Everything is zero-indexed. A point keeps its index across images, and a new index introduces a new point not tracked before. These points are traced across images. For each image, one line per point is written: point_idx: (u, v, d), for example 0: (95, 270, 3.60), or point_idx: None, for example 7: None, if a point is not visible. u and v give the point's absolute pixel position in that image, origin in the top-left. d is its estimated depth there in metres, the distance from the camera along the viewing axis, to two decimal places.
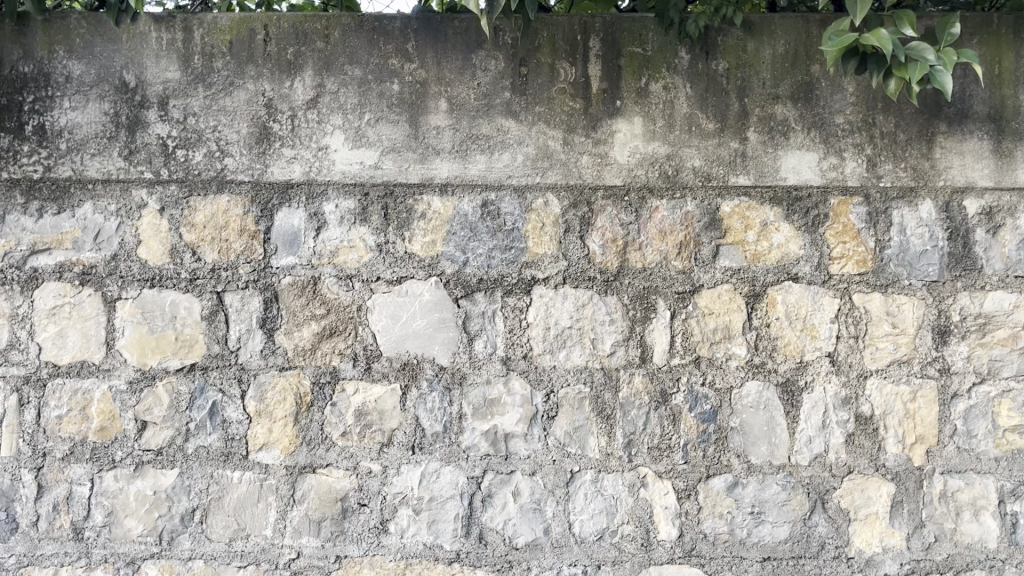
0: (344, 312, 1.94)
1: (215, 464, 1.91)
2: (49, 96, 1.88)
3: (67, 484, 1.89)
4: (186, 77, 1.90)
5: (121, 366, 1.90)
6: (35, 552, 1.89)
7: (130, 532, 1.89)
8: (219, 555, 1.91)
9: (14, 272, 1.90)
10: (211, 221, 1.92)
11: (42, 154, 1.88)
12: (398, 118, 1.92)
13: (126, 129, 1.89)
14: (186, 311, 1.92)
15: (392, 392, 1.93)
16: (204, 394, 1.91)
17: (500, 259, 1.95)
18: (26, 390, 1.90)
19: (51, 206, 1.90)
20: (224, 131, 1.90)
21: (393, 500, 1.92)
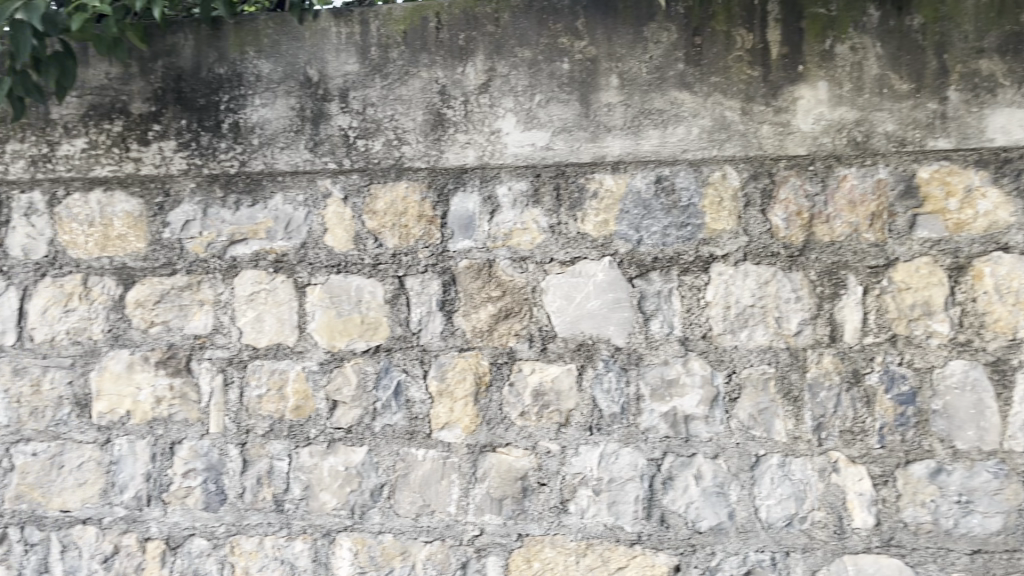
0: (519, 293, 1.95)
1: (401, 442, 1.98)
2: (243, 94, 1.98)
3: (268, 459, 2.00)
4: (364, 69, 1.96)
5: (312, 349, 2.00)
6: (242, 522, 2.00)
7: (325, 505, 1.98)
8: (406, 530, 1.97)
9: (217, 261, 2.02)
10: (391, 208, 1.99)
11: (237, 150, 1.98)
12: (569, 98, 1.90)
13: (311, 122, 1.97)
14: (370, 296, 1.99)
15: (568, 372, 1.93)
16: (389, 374, 1.98)
17: (676, 237, 1.90)
18: (230, 371, 2.01)
19: (246, 198, 2.02)
20: (401, 119, 1.95)
21: (572, 481, 1.92)
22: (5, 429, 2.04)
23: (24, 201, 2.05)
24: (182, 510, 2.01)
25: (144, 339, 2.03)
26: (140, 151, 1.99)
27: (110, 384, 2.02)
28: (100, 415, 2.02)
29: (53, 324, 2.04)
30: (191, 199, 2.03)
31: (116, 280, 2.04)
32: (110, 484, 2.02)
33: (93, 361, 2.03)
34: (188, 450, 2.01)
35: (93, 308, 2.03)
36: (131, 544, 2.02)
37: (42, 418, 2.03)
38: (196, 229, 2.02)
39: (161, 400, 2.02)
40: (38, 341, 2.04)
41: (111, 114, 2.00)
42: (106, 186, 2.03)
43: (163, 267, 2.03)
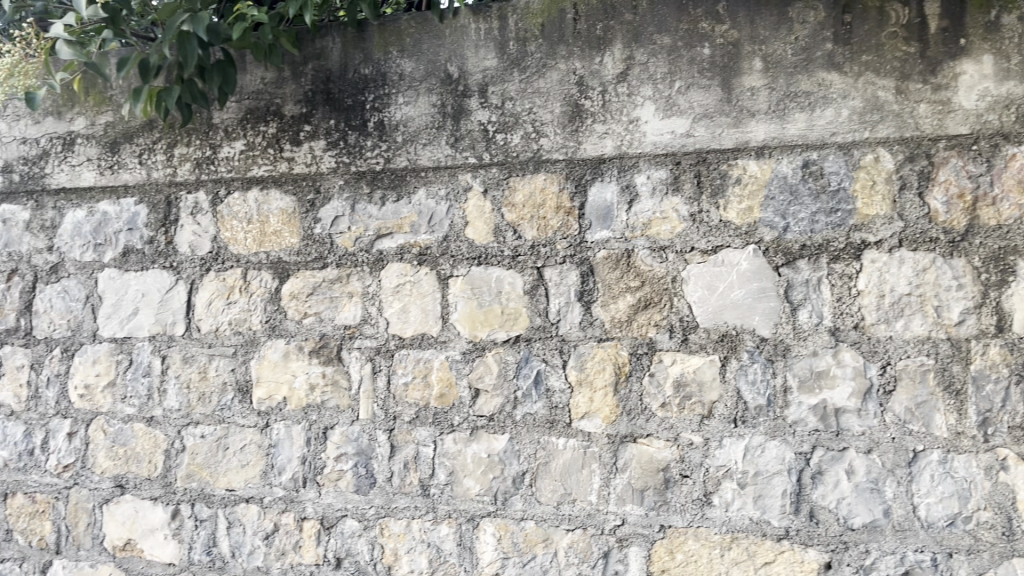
0: (659, 283, 1.94)
1: (542, 431, 2.00)
2: (387, 94, 2.05)
3: (414, 444, 2.06)
4: (503, 63, 1.99)
5: (455, 338, 2.06)
6: (390, 505, 2.07)
7: (469, 491, 2.02)
8: (548, 518, 1.98)
9: (364, 255, 2.11)
10: (530, 200, 2.01)
11: (383, 147, 2.06)
12: (710, 83, 1.86)
13: (452, 118, 2.02)
14: (510, 287, 2.02)
15: (711, 363, 1.90)
16: (529, 363, 2.01)
17: (825, 223, 1.84)
18: (378, 359, 2.09)
19: (391, 194, 2.09)
20: (539, 112, 1.97)
21: (716, 473, 1.89)
22: (176, 413, 2.17)
23: (190, 202, 2.19)
24: (335, 492, 2.09)
25: (299, 329, 2.13)
26: (293, 151, 2.10)
27: (269, 371, 2.14)
28: (259, 401, 2.14)
29: (217, 316, 2.17)
30: (340, 195, 2.12)
31: (273, 273, 2.15)
32: (270, 466, 2.12)
33: (253, 350, 2.15)
34: (340, 435, 2.10)
35: (252, 300, 2.16)
36: (289, 523, 2.11)
37: (208, 403, 2.16)
38: (344, 224, 2.11)
39: (315, 387, 2.12)
40: (204, 331, 2.17)
41: (266, 116, 2.11)
42: (263, 185, 2.15)
43: (315, 261, 2.13)
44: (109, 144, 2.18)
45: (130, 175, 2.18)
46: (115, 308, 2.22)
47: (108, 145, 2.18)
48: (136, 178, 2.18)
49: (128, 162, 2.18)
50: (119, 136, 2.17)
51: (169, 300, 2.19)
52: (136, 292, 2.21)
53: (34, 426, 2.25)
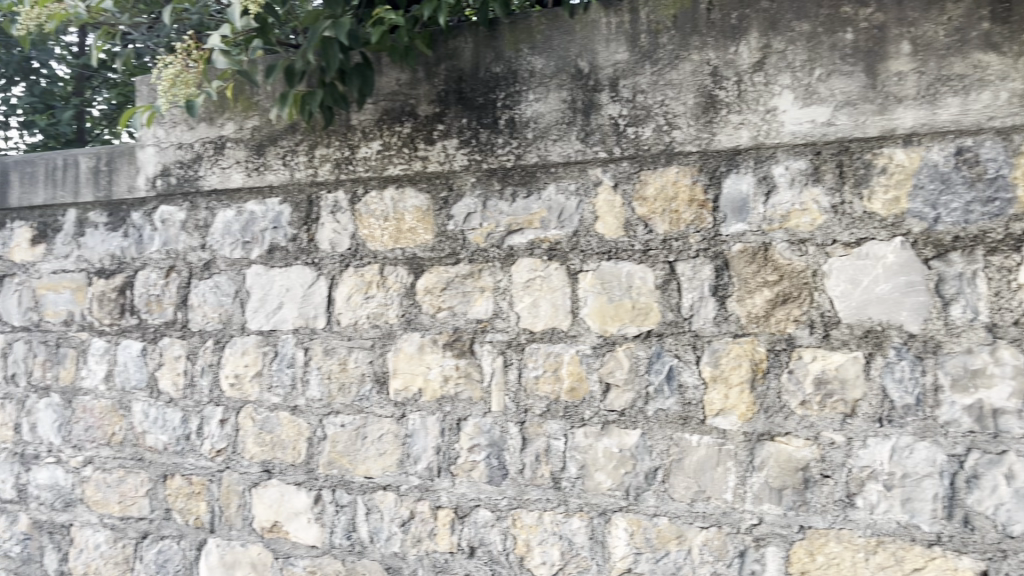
0: (799, 277, 1.88)
1: (675, 428, 1.97)
2: (518, 91, 2.08)
3: (545, 437, 2.07)
4: (634, 56, 1.98)
5: (586, 333, 2.06)
6: (522, 497, 2.09)
7: (601, 485, 2.02)
8: (682, 515, 1.96)
9: (495, 250, 2.14)
10: (662, 194, 1.99)
11: (514, 144, 2.08)
12: (854, 69, 1.80)
13: (582, 113, 2.02)
14: (642, 281, 2.00)
15: (854, 360, 1.83)
16: (661, 359, 1.99)
17: (981, 213, 1.74)
18: (509, 353, 2.12)
19: (522, 190, 2.11)
20: (672, 104, 1.95)
21: (860, 474, 1.82)
22: (318, 402, 2.28)
23: (330, 201, 2.28)
24: (469, 482, 2.13)
25: (433, 323, 2.19)
26: (427, 150, 2.16)
27: (405, 363, 2.21)
28: (396, 392, 2.21)
29: (356, 310, 2.26)
30: (472, 192, 2.16)
31: (408, 269, 2.22)
32: (406, 455, 2.19)
33: (390, 343, 2.23)
34: (473, 426, 2.14)
35: (389, 295, 2.23)
36: (424, 511, 2.17)
37: (348, 393, 2.25)
38: (476, 221, 2.15)
39: (449, 379, 2.17)
40: (344, 325, 2.27)
41: (401, 117, 2.18)
42: (398, 183, 2.23)
43: (448, 257, 2.19)
44: (255, 147, 2.30)
45: (275, 176, 2.30)
46: (261, 302, 2.34)
47: (255, 149, 2.30)
48: (280, 179, 2.29)
49: (273, 164, 2.29)
50: (265, 140, 2.29)
51: (311, 295, 2.30)
52: (281, 288, 2.33)
53: (190, 413, 2.40)
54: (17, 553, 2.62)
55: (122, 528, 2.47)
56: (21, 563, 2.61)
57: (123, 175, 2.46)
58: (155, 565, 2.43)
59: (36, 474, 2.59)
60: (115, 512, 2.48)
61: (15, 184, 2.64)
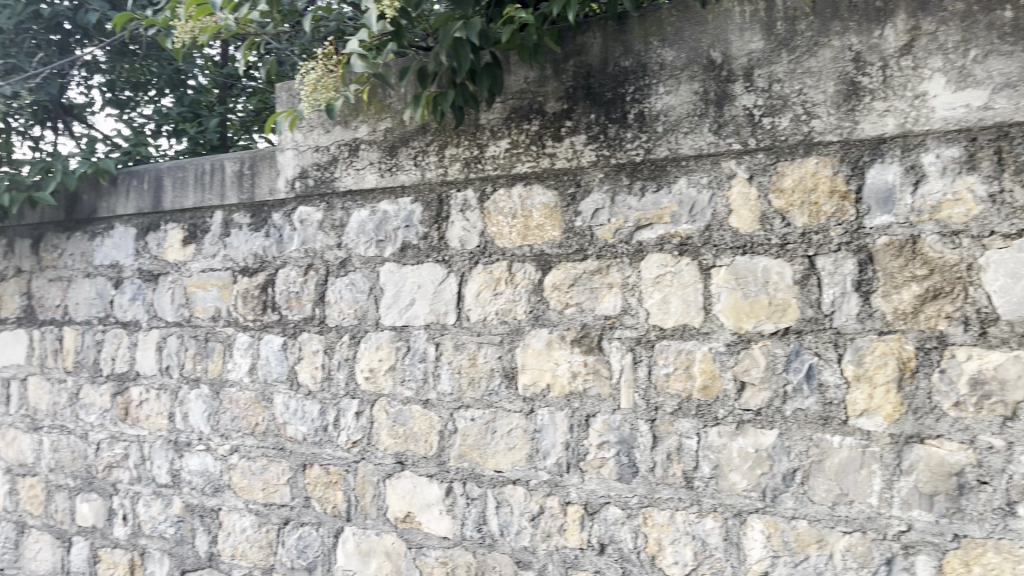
0: (951, 271, 1.77)
1: (815, 428, 1.89)
2: (647, 84, 2.05)
3: (677, 436, 2.04)
4: (770, 44, 1.92)
5: (719, 330, 2.00)
6: (654, 496, 2.06)
7: (736, 486, 1.97)
8: (822, 518, 1.88)
9: (624, 246, 2.11)
10: (800, 185, 1.92)
11: (643, 138, 2.06)
12: (1013, 49, 1.68)
13: (715, 105, 1.98)
14: (778, 277, 1.94)
15: (1015, 360, 1.70)
16: (799, 356, 1.92)
17: None
18: (639, 350, 2.09)
19: (651, 184, 2.08)
20: (811, 93, 1.88)
21: (1023, 481, 1.69)
22: (449, 396, 2.32)
23: (460, 199, 2.33)
24: (598, 479, 2.12)
25: (561, 319, 2.18)
26: (555, 146, 2.16)
27: (533, 359, 2.21)
28: (525, 387, 2.22)
29: (485, 306, 2.28)
30: (600, 188, 2.14)
31: (536, 265, 2.22)
32: (535, 450, 2.20)
33: (518, 339, 2.24)
34: (602, 423, 2.12)
35: (517, 291, 2.24)
36: (554, 506, 2.17)
37: (478, 388, 2.28)
38: (605, 216, 2.13)
39: (577, 375, 2.15)
40: (473, 321, 2.30)
41: (530, 114, 2.19)
42: (526, 181, 2.24)
43: (576, 253, 2.17)
44: (388, 148, 2.37)
45: (407, 176, 2.36)
46: (394, 298, 2.41)
47: (388, 150, 2.37)
48: (412, 179, 2.35)
49: (405, 164, 2.36)
50: (397, 141, 2.36)
51: (442, 292, 2.35)
52: (412, 285, 2.39)
53: (328, 405, 2.50)
54: (171, 534, 2.79)
55: (265, 514, 2.60)
56: (175, 543, 2.78)
57: (265, 178, 2.60)
58: (295, 550, 2.54)
59: (188, 460, 2.76)
60: (259, 498, 2.61)
61: (168, 188, 2.82)
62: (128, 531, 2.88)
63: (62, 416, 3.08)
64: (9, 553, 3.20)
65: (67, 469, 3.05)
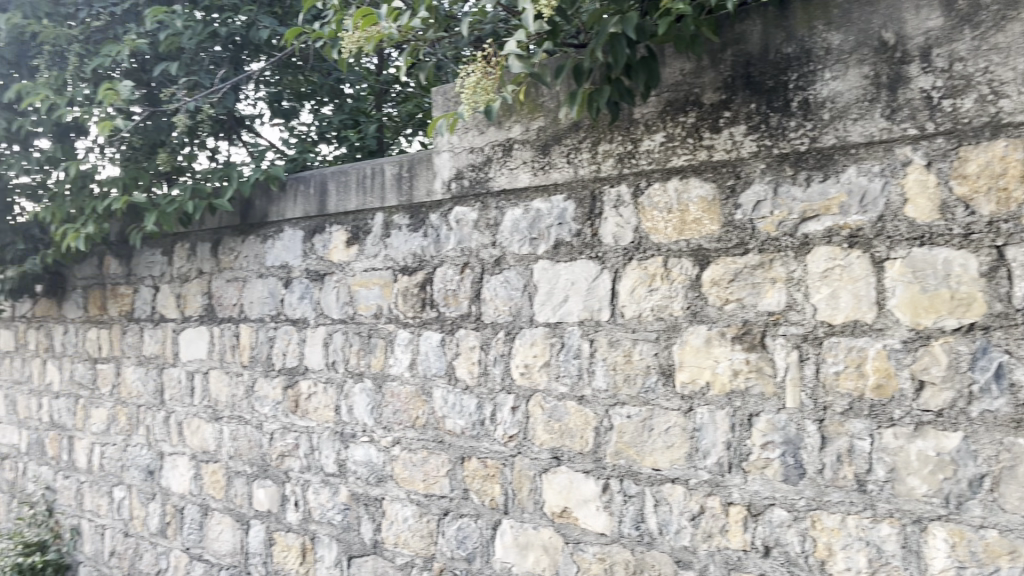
0: None
1: (1006, 432, 1.74)
2: (812, 70, 1.97)
3: (848, 437, 1.94)
4: (950, 21, 1.80)
5: (894, 326, 1.89)
6: (823, 498, 1.97)
7: (915, 491, 1.85)
8: (1016, 529, 1.73)
9: (788, 239, 2.03)
10: (987, 170, 1.78)
11: (808, 126, 1.97)
12: None
13: (888, 88, 1.87)
14: (962, 269, 1.80)
15: None
16: (987, 355, 1.77)
17: None
18: (806, 347, 2.00)
19: (817, 174, 1.99)
20: (998, 70, 1.74)
21: None
22: (604, 393, 2.32)
23: (613, 195, 2.31)
24: (762, 480, 2.05)
25: (721, 316, 2.13)
26: (713, 138, 2.11)
27: (692, 356, 2.17)
28: (683, 384, 2.18)
29: (640, 302, 2.26)
30: (762, 179, 2.07)
31: (693, 260, 2.18)
32: (695, 448, 2.16)
33: (675, 335, 2.20)
34: (766, 422, 2.06)
35: (674, 287, 2.21)
36: (715, 506, 2.12)
37: (634, 384, 2.26)
38: (767, 209, 2.06)
39: (739, 373, 2.10)
40: (628, 317, 2.28)
41: (686, 107, 2.15)
42: (682, 174, 2.19)
43: (736, 247, 2.11)
44: (542, 147, 2.40)
45: (560, 174, 2.37)
46: (549, 296, 2.43)
47: (541, 148, 2.40)
48: (565, 176, 2.37)
49: (558, 162, 2.38)
50: (550, 139, 2.38)
51: (595, 288, 2.34)
52: (566, 282, 2.40)
53: (484, 400, 2.56)
54: (339, 521, 2.94)
55: (426, 504, 2.69)
56: (342, 529, 2.92)
57: (422, 180, 2.69)
58: (455, 541, 2.61)
59: (353, 451, 2.90)
60: (420, 489, 2.70)
61: (332, 192, 2.97)
62: (299, 517, 3.06)
63: (239, 407, 3.30)
64: (195, 533, 3.46)
65: (244, 457, 3.27)
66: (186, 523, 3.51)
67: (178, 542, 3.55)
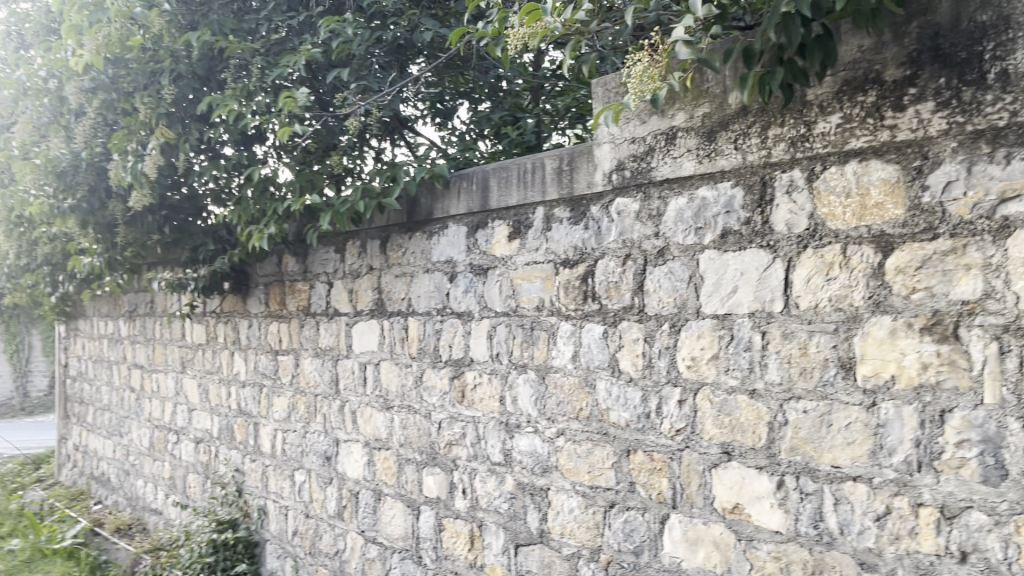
0: None
1: None
2: (1012, 38, 1.80)
3: None
4: None
5: None
6: None
7: None
8: None
9: (985, 222, 1.87)
10: None
11: (1007, 99, 1.81)
12: None
13: None
14: None
15: None
16: None
17: None
18: (1007, 339, 1.82)
19: (1019, 150, 1.81)
20: None
21: None
22: (778, 387, 2.24)
23: (786, 180, 2.22)
24: (957, 481, 1.90)
25: (907, 305, 1.99)
26: (895, 117, 1.98)
27: (875, 348, 2.05)
28: (865, 378, 2.07)
29: (817, 292, 2.16)
30: (953, 158, 1.92)
31: (876, 247, 2.06)
32: (879, 446, 2.04)
33: (856, 327, 2.09)
34: (961, 419, 1.90)
35: (853, 276, 2.09)
36: (903, 507, 1.99)
37: (811, 378, 2.17)
38: (959, 190, 1.91)
39: (928, 366, 1.95)
40: (804, 308, 2.19)
41: (865, 85, 2.03)
42: (862, 157, 2.07)
43: (924, 232, 1.97)
44: (707, 134, 2.34)
45: (727, 161, 2.31)
46: (716, 287, 2.38)
47: (706, 135, 2.34)
48: (733, 163, 2.30)
49: (724, 149, 2.31)
50: (716, 126, 2.32)
51: (767, 278, 2.26)
52: (736, 272, 2.33)
53: (650, 393, 2.53)
54: (505, 509, 3.00)
55: (592, 496, 2.70)
56: (509, 518, 2.98)
57: (583, 173, 2.70)
58: (622, 533, 2.61)
59: (518, 441, 2.95)
60: (585, 480, 2.72)
61: (494, 187, 3.03)
62: (467, 504, 3.15)
63: (408, 397, 3.44)
64: (370, 517, 3.64)
65: (414, 445, 3.41)
66: (361, 507, 3.69)
67: (354, 524, 3.74)
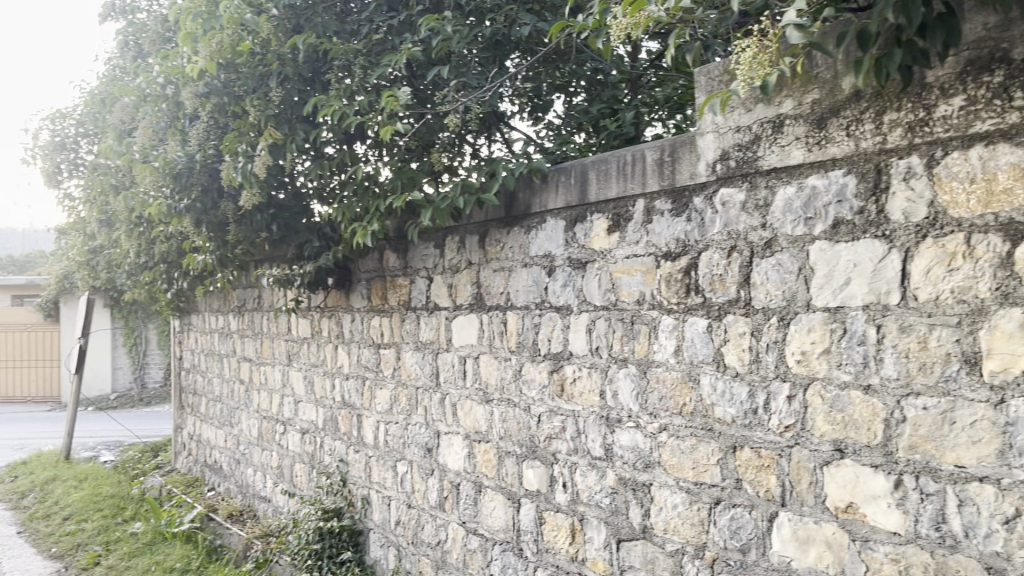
0: None
1: None
2: None
3: None
4: None
5: None
6: None
7: None
8: None
9: None
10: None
11: None
12: None
13: None
14: None
15: None
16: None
17: None
18: None
19: None
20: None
21: None
22: (895, 382, 2.15)
23: (903, 167, 2.13)
24: None
25: None
26: None
27: (1003, 343, 1.93)
28: (992, 374, 1.95)
29: (937, 284, 2.06)
30: None
31: (1003, 236, 1.94)
32: (1008, 445, 1.92)
33: (982, 320, 1.97)
34: None
35: (978, 266, 1.98)
36: None
37: (931, 373, 2.07)
38: None
39: None
40: (923, 300, 2.09)
41: (991, 65, 1.91)
42: (988, 140, 1.96)
43: None
44: (817, 121, 2.27)
45: (838, 148, 2.23)
46: (828, 279, 2.30)
47: (816, 122, 2.27)
48: (845, 150, 2.22)
49: (836, 136, 2.23)
50: (827, 112, 2.24)
51: (883, 270, 2.17)
52: (848, 263, 2.25)
53: (757, 388, 2.48)
54: (607, 504, 2.99)
55: (697, 492, 2.66)
56: (611, 513, 2.97)
57: (685, 163, 2.65)
58: (729, 531, 2.56)
59: (619, 436, 2.93)
60: (690, 476, 2.68)
61: (593, 181, 3.01)
62: (568, 498, 3.15)
63: (507, 390, 3.47)
64: (471, 509, 3.69)
65: (513, 438, 3.43)
66: (462, 498, 3.75)
67: (455, 516, 3.80)
